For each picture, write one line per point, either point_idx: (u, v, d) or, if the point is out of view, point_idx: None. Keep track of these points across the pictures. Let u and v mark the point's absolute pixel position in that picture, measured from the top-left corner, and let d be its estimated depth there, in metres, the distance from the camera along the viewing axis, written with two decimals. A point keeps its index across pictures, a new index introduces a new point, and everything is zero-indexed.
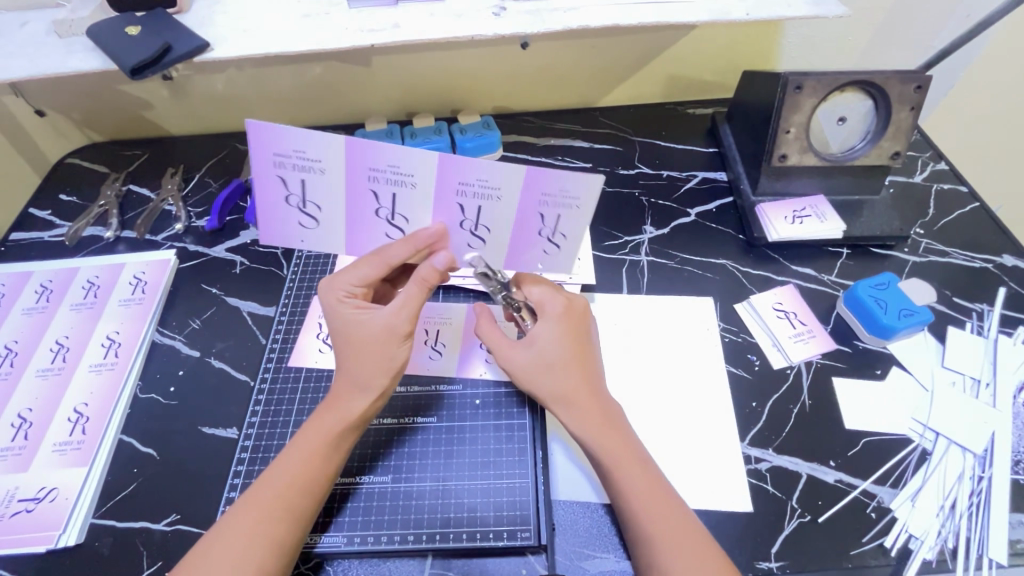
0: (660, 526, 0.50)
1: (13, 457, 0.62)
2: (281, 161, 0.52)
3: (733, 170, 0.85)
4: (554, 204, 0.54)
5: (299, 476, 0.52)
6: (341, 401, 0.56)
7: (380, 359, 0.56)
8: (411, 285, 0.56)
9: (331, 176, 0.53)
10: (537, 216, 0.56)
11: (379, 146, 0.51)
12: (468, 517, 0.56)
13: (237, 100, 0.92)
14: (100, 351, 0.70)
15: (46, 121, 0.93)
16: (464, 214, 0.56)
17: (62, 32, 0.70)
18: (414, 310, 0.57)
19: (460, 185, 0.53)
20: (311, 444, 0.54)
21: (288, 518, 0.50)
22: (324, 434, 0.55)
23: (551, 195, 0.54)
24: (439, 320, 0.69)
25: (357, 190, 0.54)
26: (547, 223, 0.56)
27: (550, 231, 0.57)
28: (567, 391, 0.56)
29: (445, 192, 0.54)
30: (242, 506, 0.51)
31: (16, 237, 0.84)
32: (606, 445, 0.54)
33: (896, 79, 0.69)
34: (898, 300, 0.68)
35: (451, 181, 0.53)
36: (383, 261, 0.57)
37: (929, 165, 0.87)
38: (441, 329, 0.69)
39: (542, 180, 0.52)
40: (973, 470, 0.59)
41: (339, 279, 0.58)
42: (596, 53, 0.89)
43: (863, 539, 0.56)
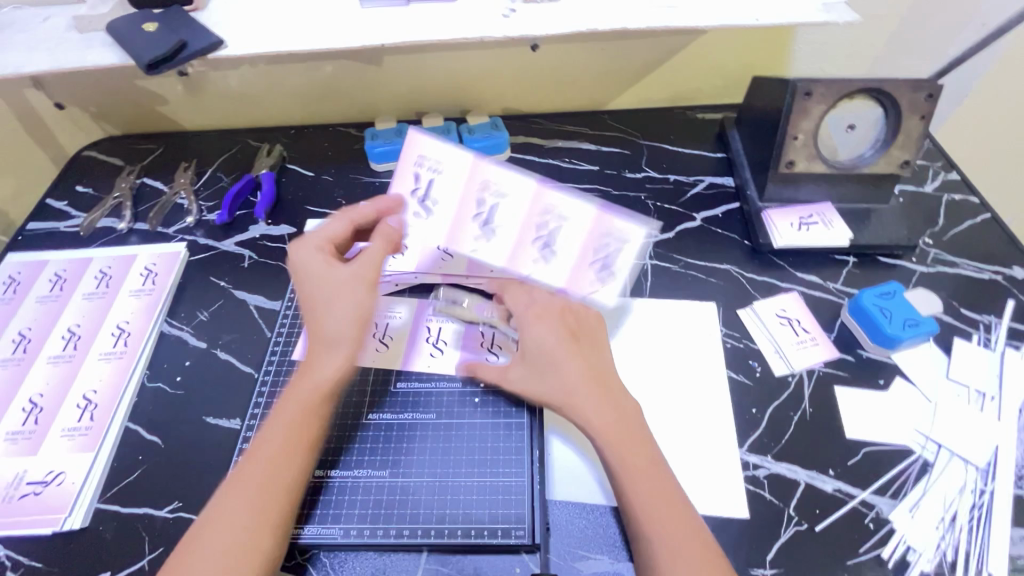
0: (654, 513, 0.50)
1: (23, 441, 0.64)
2: (484, 186, 0.66)
3: (740, 175, 0.85)
4: (613, 239, 0.64)
5: (285, 452, 0.52)
6: (316, 370, 0.56)
7: (350, 304, 0.57)
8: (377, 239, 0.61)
9: (509, 204, 0.65)
10: (597, 245, 0.64)
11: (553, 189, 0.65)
12: (462, 514, 0.56)
13: (250, 97, 0.93)
14: (110, 340, 0.72)
15: (64, 114, 0.95)
16: (541, 232, 0.65)
17: (81, 27, 0.71)
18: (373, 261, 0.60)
19: (603, 232, 0.64)
20: (291, 415, 0.54)
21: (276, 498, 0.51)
22: (303, 405, 0.55)
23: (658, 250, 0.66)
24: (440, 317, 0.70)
25: (521, 221, 0.65)
26: (543, 232, 0.65)
27: (603, 261, 0.64)
28: (572, 393, 0.55)
29: (533, 208, 0.65)
30: (233, 488, 0.51)
31: (32, 226, 0.86)
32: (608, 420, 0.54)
33: (906, 87, 0.69)
34: (904, 310, 0.67)
35: (596, 227, 0.64)
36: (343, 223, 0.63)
37: (941, 174, 0.86)
38: (442, 326, 0.69)
39: (606, 216, 0.65)
40: (976, 483, 0.59)
41: (307, 239, 0.62)
42: (605, 56, 0.89)
43: (860, 549, 0.55)
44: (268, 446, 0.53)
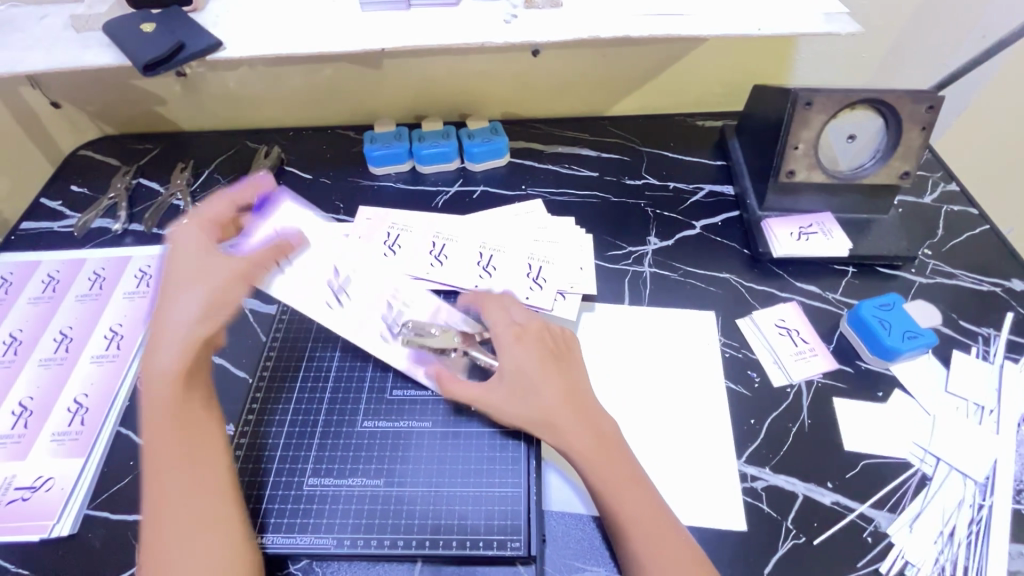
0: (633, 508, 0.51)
1: (12, 445, 0.63)
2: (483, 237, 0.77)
3: (740, 184, 0.84)
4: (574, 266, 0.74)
5: (183, 447, 0.52)
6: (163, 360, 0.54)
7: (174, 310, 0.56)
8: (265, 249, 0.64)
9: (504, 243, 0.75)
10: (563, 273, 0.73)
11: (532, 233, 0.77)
12: (458, 525, 0.56)
13: (248, 98, 0.93)
14: (102, 343, 0.71)
15: (60, 113, 0.94)
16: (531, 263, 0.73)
17: (78, 26, 0.71)
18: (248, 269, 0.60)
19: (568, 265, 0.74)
20: (163, 410, 0.52)
21: (198, 495, 0.50)
22: (174, 395, 0.53)
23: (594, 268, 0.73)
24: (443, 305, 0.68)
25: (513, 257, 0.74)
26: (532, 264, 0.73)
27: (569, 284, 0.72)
28: (547, 412, 0.56)
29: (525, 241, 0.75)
30: (151, 504, 0.49)
31: (26, 226, 0.85)
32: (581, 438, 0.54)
33: (907, 98, 0.69)
34: (903, 322, 0.67)
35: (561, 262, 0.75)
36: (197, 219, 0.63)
37: (940, 185, 0.86)
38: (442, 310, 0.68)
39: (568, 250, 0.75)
40: (974, 498, 0.58)
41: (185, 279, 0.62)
42: (606, 62, 0.89)
43: (858, 564, 0.55)
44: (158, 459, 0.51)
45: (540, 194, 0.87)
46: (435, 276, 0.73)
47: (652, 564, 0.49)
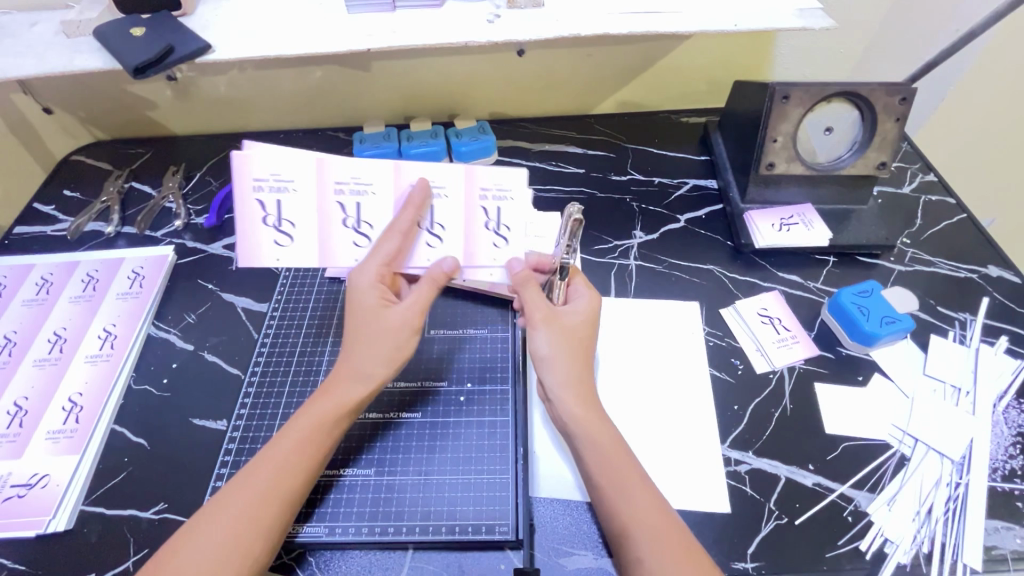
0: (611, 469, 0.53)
1: (7, 444, 0.63)
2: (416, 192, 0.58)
3: (722, 177, 0.86)
4: (493, 195, 0.59)
5: (292, 461, 0.53)
6: (341, 387, 0.56)
7: (391, 346, 0.57)
8: (422, 284, 0.58)
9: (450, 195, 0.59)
10: (480, 210, 0.59)
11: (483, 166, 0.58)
12: (447, 512, 0.57)
13: (239, 101, 0.94)
14: (96, 343, 0.72)
15: (52, 118, 0.95)
16: (486, 217, 0.59)
17: (69, 32, 0.72)
18: (423, 307, 0.58)
19: (482, 189, 0.59)
20: (310, 426, 0.54)
21: (275, 499, 0.51)
22: (321, 416, 0.55)
23: (488, 188, 0.58)
24: (495, 194, 0.59)
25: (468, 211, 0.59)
26: (489, 216, 0.59)
27: (495, 223, 0.60)
28: (566, 373, 0.57)
29: (470, 198, 0.59)
30: (242, 481, 0.51)
31: (19, 231, 0.86)
32: (567, 382, 0.57)
33: (881, 91, 0.71)
34: (880, 307, 0.69)
35: (474, 187, 0.58)
36: (397, 234, 0.57)
37: (918, 176, 0.88)
38: (500, 207, 0.59)
39: (475, 174, 0.58)
40: (951, 476, 0.60)
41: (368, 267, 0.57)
42: (590, 61, 0.91)
43: (839, 542, 0.56)
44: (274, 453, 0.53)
45: None
46: None
47: (638, 536, 0.49)
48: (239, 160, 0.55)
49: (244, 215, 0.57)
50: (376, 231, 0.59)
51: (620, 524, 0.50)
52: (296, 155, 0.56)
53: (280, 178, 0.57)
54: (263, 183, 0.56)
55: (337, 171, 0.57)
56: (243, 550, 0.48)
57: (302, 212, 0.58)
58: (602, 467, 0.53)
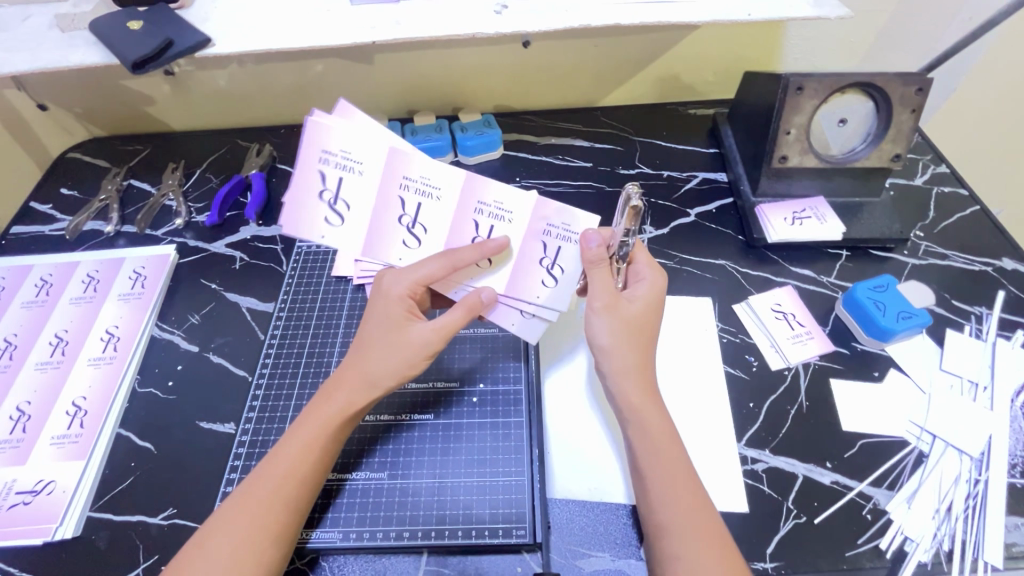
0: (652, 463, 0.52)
1: (11, 449, 0.62)
2: (480, 208, 0.58)
3: (733, 170, 0.85)
4: (557, 234, 0.58)
5: (295, 469, 0.51)
6: (342, 391, 0.55)
7: (405, 362, 0.55)
8: (456, 309, 0.56)
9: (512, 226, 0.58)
10: (539, 244, 0.58)
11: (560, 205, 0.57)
12: (463, 515, 0.56)
13: (239, 96, 0.92)
14: (99, 346, 0.70)
15: (47, 115, 0.93)
16: (544, 252, 0.59)
17: (64, 26, 0.69)
18: (450, 331, 0.56)
19: (548, 226, 0.58)
20: (309, 433, 0.53)
21: (280, 507, 0.50)
22: (322, 423, 0.53)
23: (555, 226, 0.58)
24: (560, 232, 0.58)
25: (527, 243, 0.58)
26: (548, 253, 0.59)
27: (551, 261, 0.59)
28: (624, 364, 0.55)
29: (531, 231, 0.58)
30: (246, 485, 0.51)
31: (16, 230, 0.84)
32: (623, 372, 0.55)
33: (897, 81, 0.69)
34: (896, 302, 0.68)
35: (542, 220, 0.58)
36: (447, 262, 0.56)
37: (930, 167, 0.87)
38: (562, 246, 0.58)
39: (546, 210, 0.58)
40: (970, 473, 0.59)
41: (402, 275, 0.57)
42: (597, 52, 0.89)
43: (859, 541, 0.56)
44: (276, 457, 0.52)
45: (535, 185, 0.87)
46: None
47: (675, 527, 0.48)
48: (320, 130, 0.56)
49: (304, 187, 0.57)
50: (429, 234, 0.59)
51: (655, 521, 0.50)
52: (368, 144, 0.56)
53: (349, 157, 0.57)
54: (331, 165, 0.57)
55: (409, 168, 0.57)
56: (252, 560, 0.47)
57: (361, 195, 0.58)
58: (645, 463, 0.52)
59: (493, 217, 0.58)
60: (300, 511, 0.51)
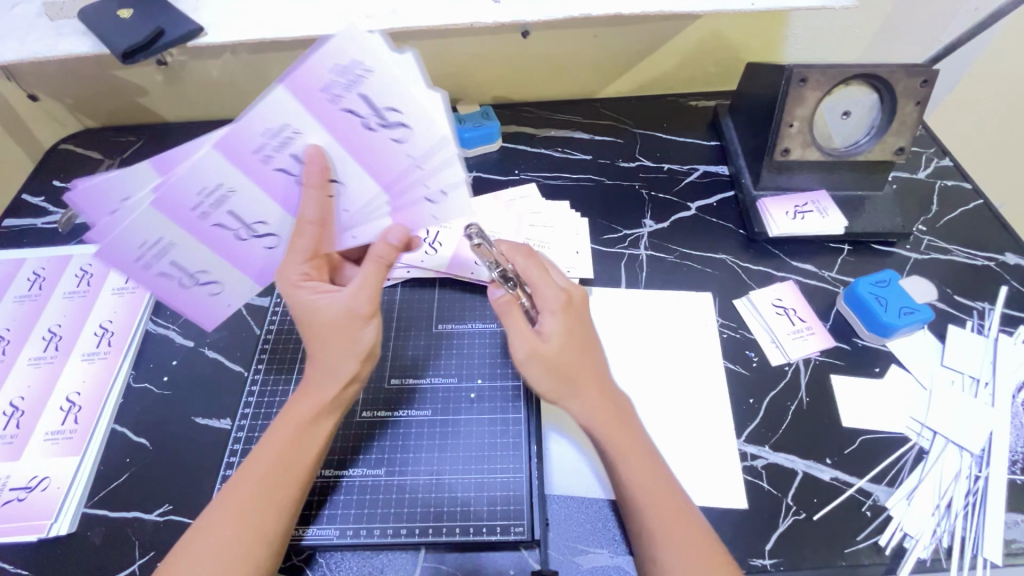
0: (637, 471, 0.51)
1: (4, 446, 0.62)
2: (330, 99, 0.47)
3: (734, 164, 0.84)
4: (346, 84, 0.47)
5: (283, 467, 0.51)
6: (317, 387, 0.55)
7: (346, 345, 0.55)
8: (368, 264, 0.55)
9: (360, 120, 0.49)
10: (351, 118, 0.48)
11: (307, 58, 0.45)
12: (460, 511, 0.56)
13: (233, 86, 0.91)
14: (93, 340, 0.70)
15: (38, 106, 0.91)
16: (364, 116, 0.49)
17: (52, 14, 0.67)
18: (374, 290, 0.55)
19: (327, 88, 0.47)
20: (290, 431, 0.53)
21: (275, 507, 0.49)
22: (308, 421, 0.53)
23: (335, 79, 0.46)
24: (348, 96, 0.47)
25: (345, 126, 0.49)
26: (367, 113, 0.48)
27: (374, 115, 0.49)
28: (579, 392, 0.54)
29: (350, 105, 0.48)
30: (235, 483, 0.50)
31: (8, 223, 0.83)
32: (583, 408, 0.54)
33: (901, 73, 0.68)
34: (899, 297, 0.67)
35: (312, 92, 0.47)
36: (308, 224, 0.52)
37: (934, 160, 0.86)
38: (358, 96, 0.47)
39: (307, 81, 0.46)
40: (971, 470, 0.59)
41: (289, 264, 0.54)
42: (597, 42, 0.87)
43: (858, 538, 0.56)
44: (265, 455, 0.52)
45: (534, 178, 0.86)
46: (430, 264, 0.72)
47: (662, 533, 0.48)
48: (102, 254, 0.50)
49: (178, 249, 0.53)
50: (404, 115, 0.48)
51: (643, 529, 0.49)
52: (139, 214, 0.48)
53: (275, 136, 0.48)
54: (132, 253, 0.51)
55: (303, 104, 0.47)
56: (246, 560, 0.47)
57: (269, 208, 0.53)
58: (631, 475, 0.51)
59: (342, 98, 0.47)
60: (293, 508, 0.51)
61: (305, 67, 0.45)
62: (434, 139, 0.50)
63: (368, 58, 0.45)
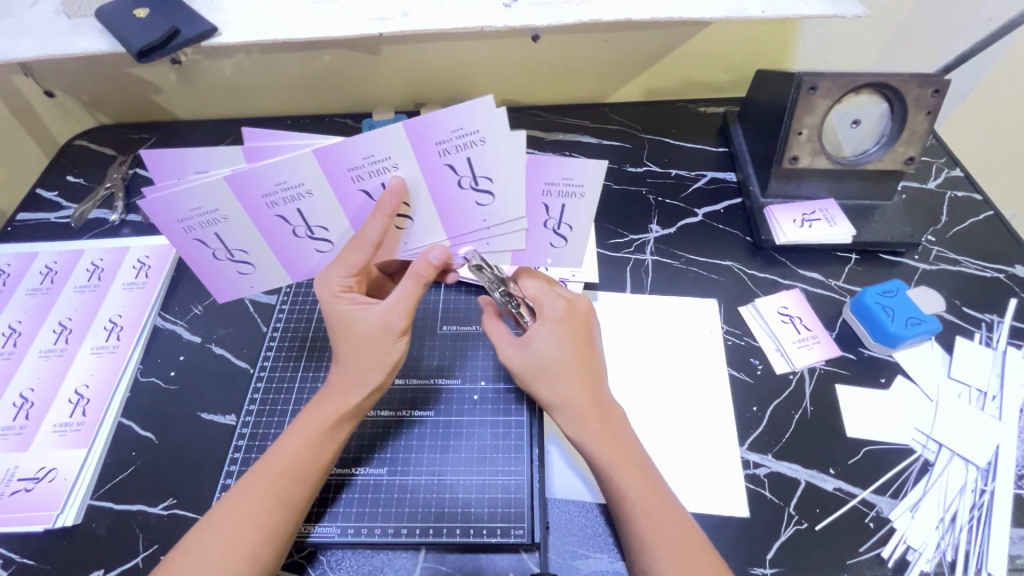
0: (631, 484, 0.51)
1: (13, 436, 0.62)
2: (442, 149, 0.48)
3: (742, 171, 0.84)
4: (454, 148, 0.48)
5: (291, 464, 0.51)
6: (339, 391, 0.55)
7: (377, 355, 0.54)
8: (406, 281, 0.54)
9: (459, 175, 0.50)
10: (447, 169, 0.50)
11: (436, 114, 0.45)
12: (462, 513, 0.56)
13: (246, 86, 0.91)
14: (103, 334, 0.70)
15: (54, 102, 0.93)
16: (458, 173, 0.50)
17: (70, 12, 0.69)
18: (411, 306, 0.54)
19: (439, 143, 0.47)
20: (306, 434, 0.53)
21: (281, 507, 0.50)
22: (319, 422, 0.54)
23: (446, 140, 0.47)
24: (455, 153, 0.48)
25: (433, 172, 0.50)
26: (463, 172, 0.50)
27: (470, 178, 0.50)
28: (571, 402, 0.54)
29: (450, 160, 0.49)
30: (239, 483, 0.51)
31: (22, 217, 0.84)
32: (574, 420, 0.54)
33: (913, 82, 0.68)
34: (906, 308, 0.67)
35: (427, 141, 0.47)
36: (364, 245, 0.52)
37: (944, 171, 0.85)
38: (467, 156, 0.49)
39: (425, 128, 0.46)
40: (976, 483, 0.59)
41: (330, 273, 0.54)
42: (608, 47, 0.88)
43: (860, 549, 0.55)
44: (275, 458, 0.52)
45: None
46: None
47: (659, 543, 0.48)
48: (153, 209, 0.49)
49: (228, 224, 0.53)
50: (495, 185, 0.51)
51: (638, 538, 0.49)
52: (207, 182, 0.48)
53: (374, 162, 0.49)
54: (181, 215, 0.51)
55: (415, 151, 0.48)
56: (247, 555, 0.47)
57: (332, 216, 0.53)
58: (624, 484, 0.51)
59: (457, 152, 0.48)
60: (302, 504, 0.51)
61: (431, 119, 0.46)
62: (511, 209, 0.53)
63: (487, 134, 0.47)
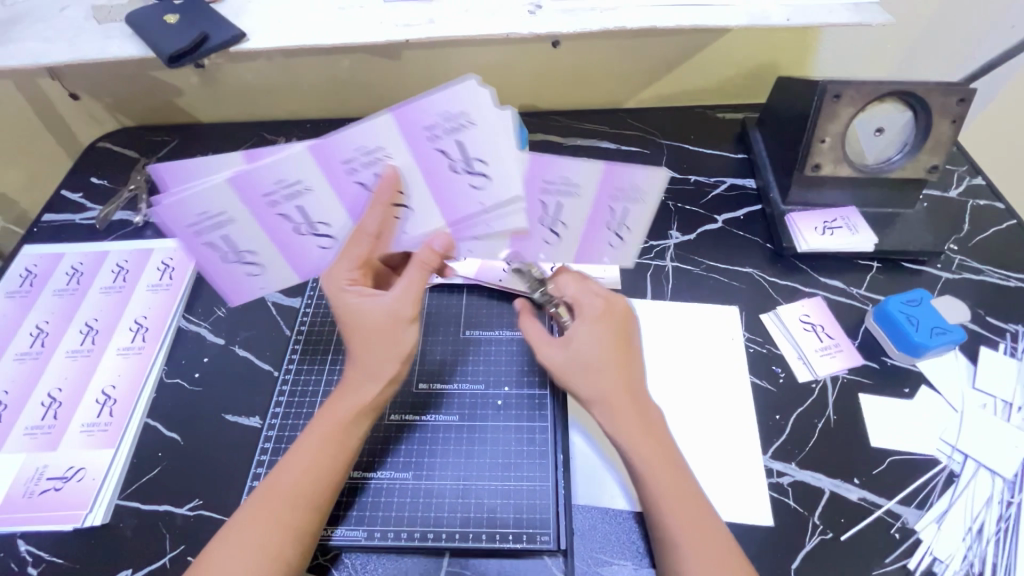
0: (665, 484, 0.51)
1: (42, 436, 0.63)
2: (432, 133, 0.50)
3: (763, 177, 0.83)
4: (443, 131, 0.50)
5: (314, 464, 0.52)
6: (353, 386, 0.55)
7: (387, 345, 0.55)
8: (413, 270, 0.56)
9: (456, 160, 0.51)
10: (439, 153, 0.51)
11: (421, 99, 0.48)
12: (486, 518, 0.56)
13: (267, 90, 0.92)
14: (128, 335, 0.71)
15: (79, 104, 0.94)
16: (451, 158, 0.52)
17: (100, 17, 0.70)
18: (417, 296, 0.56)
19: (426, 129, 0.50)
20: (323, 430, 0.54)
21: (303, 504, 0.50)
22: (340, 421, 0.54)
23: (433, 124, 0.50)
24: (448, 137, 0.50)
25: (426, 159, 0.52)
26: (457, 156, 0.51)
27: (464, 162, 0.52)
28: (609, 397, 0.54)
29: (445, 147, 0.51)
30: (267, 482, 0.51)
31: (48, 218, 0.85)
32: (612, 416, 0.54)
33: (938, 91, 0.67)
34: (930, 317, 0.66)
35: (415, 127, 0.49)
36: (365, 236, 0.54)
37: (966, 178, 0.85)
38: (460, 139, 0.50)
39: (411, 114, 0.49)
40: (1002, 495, 0.58)
41: (337, 267, 0.56)
42: (627, 53, 0.88)
43: (886, 560, 0.55)
44: (299, 456, 0.52)
45: None
46: (460, 270, 0.73)
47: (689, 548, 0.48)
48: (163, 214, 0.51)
49: (235, 226, 0.54)
50: (489, 167, 0.52)
51: (668, 542, 0.49)
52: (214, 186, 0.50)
53: (367, 152, 0.51)
54: (190, 220, 0.52)
55: (404, 137, 0.50)
56: (274, 556, 0.47)
57: (333, 211, 0.55)
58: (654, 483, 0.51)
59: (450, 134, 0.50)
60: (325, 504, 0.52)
61: (416, 105, 0.48)
62: (508, 194, 0.54)
63: (473, 113, 0.49)
